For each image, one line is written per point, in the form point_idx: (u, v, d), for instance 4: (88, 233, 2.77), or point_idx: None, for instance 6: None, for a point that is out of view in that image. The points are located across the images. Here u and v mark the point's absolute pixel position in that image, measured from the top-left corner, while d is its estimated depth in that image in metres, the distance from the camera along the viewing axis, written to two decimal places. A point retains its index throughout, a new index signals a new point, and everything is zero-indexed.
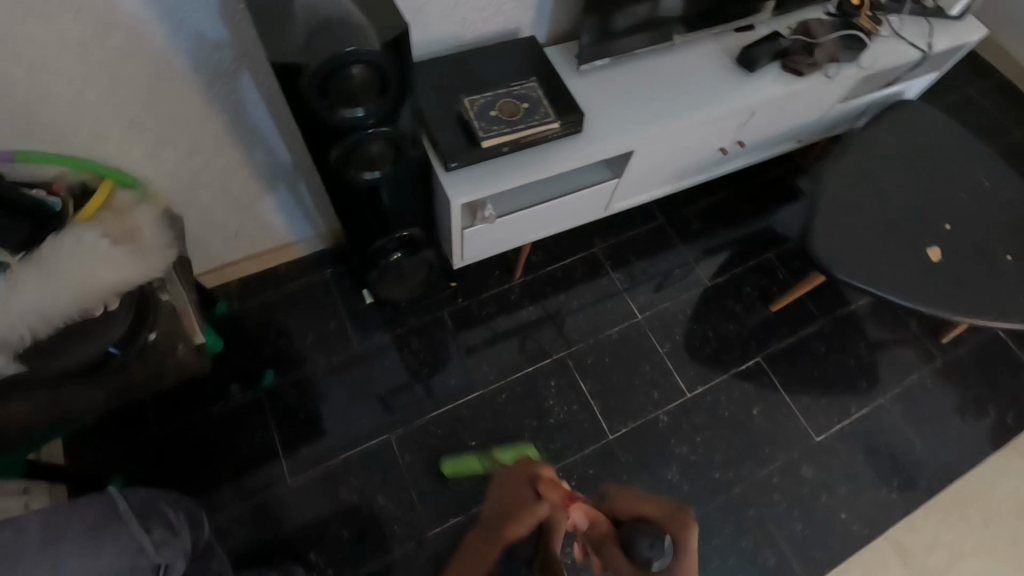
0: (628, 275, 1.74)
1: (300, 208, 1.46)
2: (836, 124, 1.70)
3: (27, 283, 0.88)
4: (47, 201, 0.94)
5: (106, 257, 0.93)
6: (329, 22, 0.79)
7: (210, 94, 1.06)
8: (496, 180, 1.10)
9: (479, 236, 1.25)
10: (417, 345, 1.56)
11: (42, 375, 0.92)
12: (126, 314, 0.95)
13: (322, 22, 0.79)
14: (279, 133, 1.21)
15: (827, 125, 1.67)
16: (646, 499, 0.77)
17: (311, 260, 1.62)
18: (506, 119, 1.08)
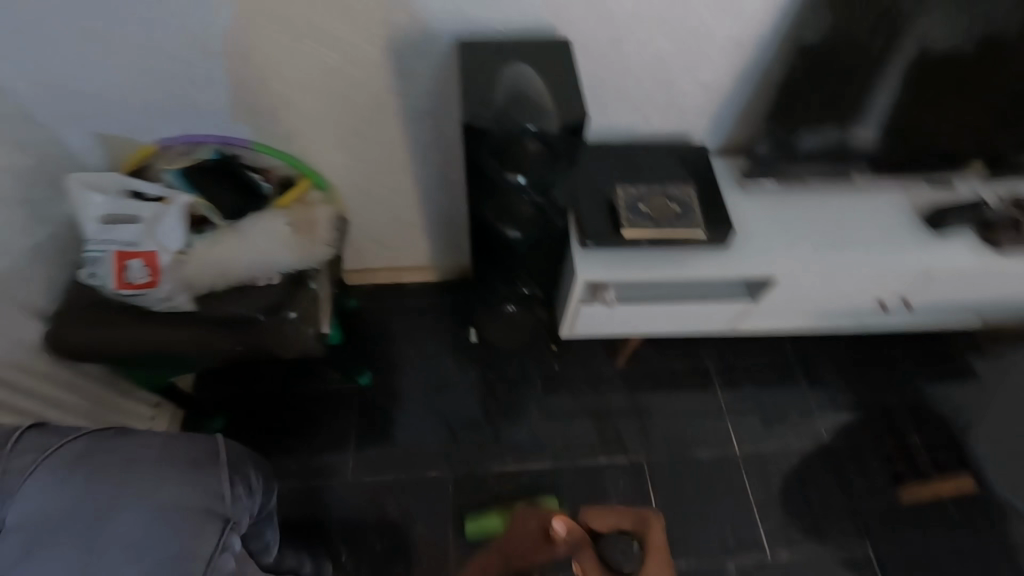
0: (735, 399, 1.61)
1: (442, 240, 1.60)
2: None
3: (224, 243, 1.08)
4: (260, 185, 1.17)
5: (284, 239, 1.11)
6: (520, 99, 0.90)
7: (407, 132, 1.22)
8: (626, 269, 1.13)
9: (593, 315, 1.26)
10: (502, 396, 1.58)
11: (203, 317, 1.08)
12: (279, 288, 1.11)
13: (514, 97, 0.91)
14: (448, 174, 1.35)
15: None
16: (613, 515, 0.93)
17: (435, 286, 1.75)
18: (654, 216, 1.11)
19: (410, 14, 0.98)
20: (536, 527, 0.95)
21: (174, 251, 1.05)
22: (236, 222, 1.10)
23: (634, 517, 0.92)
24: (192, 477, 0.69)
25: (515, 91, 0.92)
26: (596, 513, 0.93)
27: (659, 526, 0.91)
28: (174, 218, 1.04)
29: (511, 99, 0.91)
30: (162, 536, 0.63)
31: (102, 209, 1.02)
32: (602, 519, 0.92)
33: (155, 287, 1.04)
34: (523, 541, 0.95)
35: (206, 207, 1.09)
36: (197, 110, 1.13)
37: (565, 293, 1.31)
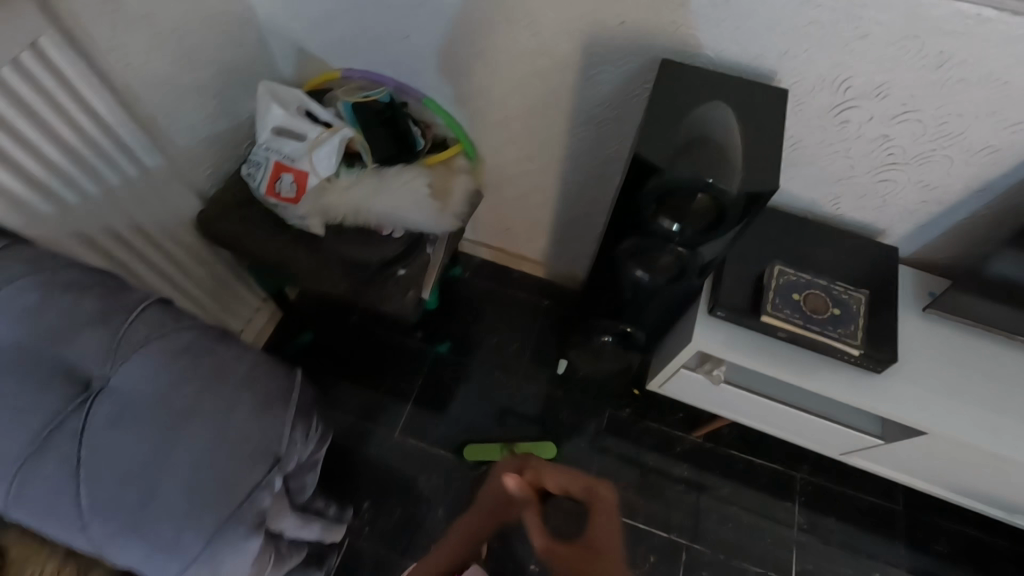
0: (812, 528, 1.40)
1: (564, 243, 1.54)
2: None
3: (368, 185, 1.12)
4: (416, 140, 1.18)
5: (420, 200, 1.12)
6: (694, 138, 0.79)
7: (571, 132, 1.15)
8: (747, 355, 0.99)
9: (689, 382, 1.16)
10: (564, 417, 1.51)
11: (327, 245, 1.12)
12: (398, 245, 1.13)
13: (689, 138, 0.79)
14: (595, 183, 1.27)
15: None
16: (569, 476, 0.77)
17: (539, 283, 1.70)
18: (807, 311, 0.96)
19: (625, 19, 0.90)
20: (503, 482, 0.79)
21: (321, 178, 1.10)
22: (383, 169, 1.13)
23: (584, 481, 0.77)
24: (260, 416, 0.69)
25: (694, 125, 0.80)
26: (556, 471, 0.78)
27: (605, 512, 0.74)
28: (331, 147, 1.08)
29: (684, 139, 0.79)
30: (214, 475, 0.65)
31: (276, 118, 1.08)
32: (555, 478, 0.77)
33: (295, 205, 1.10)
34: (495, 505, 0.81)
35: (362, 145, 1.13)
36: (387, 52, 1.16)
37: (667, 348, 1.21)
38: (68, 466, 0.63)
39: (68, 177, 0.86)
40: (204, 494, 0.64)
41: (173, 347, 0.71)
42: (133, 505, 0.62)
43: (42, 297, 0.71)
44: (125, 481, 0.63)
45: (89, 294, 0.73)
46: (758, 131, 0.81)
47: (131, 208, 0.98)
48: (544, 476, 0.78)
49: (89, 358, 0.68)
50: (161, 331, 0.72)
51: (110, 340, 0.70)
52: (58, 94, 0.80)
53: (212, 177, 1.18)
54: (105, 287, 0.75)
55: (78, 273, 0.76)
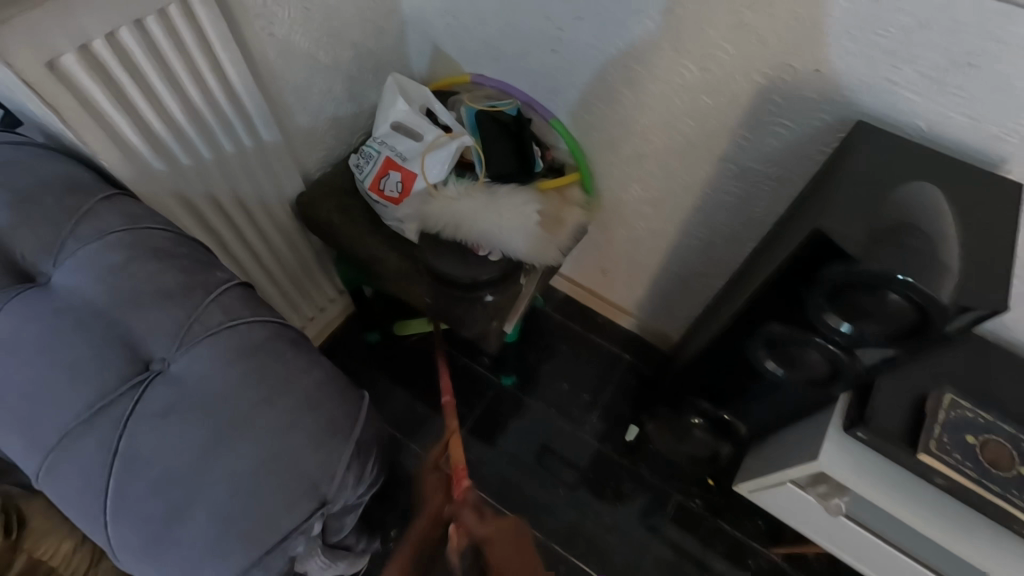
0: None
1: (665, 298, 1.38)
2: None
3: (475, 199, 1.02)
4: (535, 162, 1.08)
5: (527, 225, 1.02)
6: (903, 230, 0.62)
7: (710, 183, 1.01)
8: (883, 493, 0.80)
9: (792, 500, 0.96)
10: (625, 492, 1.34)
11: (419, 254, 1.04)
12: (492, 269, 1.03)
13: (893, 227, 0.62)
14: (722, 243, 1.11)
15: None
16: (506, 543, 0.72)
17: (625, 333, 1.55)
18: (984, 462, 0.75)
19: (820, 67, 0.76)
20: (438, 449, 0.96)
21: (429, 182, 1.02)
22: (494, 185, 1.04)
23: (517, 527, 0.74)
24: (317, 447, 0.59)
25: (898, 213, 0.64)
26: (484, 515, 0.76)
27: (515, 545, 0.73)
28: (447, 153, 1.00)
29: (886, 228, 0.63)
30: (248, 508, 0.55)
31: (399, 113, 1.02)
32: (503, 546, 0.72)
33: (396, 206, 1.03)
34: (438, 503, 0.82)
35: (477, 155, 1.04)
36: (526, 63, 1.07)
37: (773, 452, 1.01)
38: (103, 454, 0.56)
39: (185, 136, 0.82)
40: (234, 526, 0.54)
41: (243, 345, 0.62)
42: (158, 518, 0.54)
43: (129, 259, 0.66)
44: (154, 490, 0.54)
45: (176, 264, 0.67)
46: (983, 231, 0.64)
47: (236, 178, 0.95)
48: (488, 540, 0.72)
49: (158, 337, 0.62)
50: (234, 319, 0.65)
51: (183, 319, 0.63)
52: (195, 52, 0.77)
53: (321, 160, 1.14)
54: (194, 259, 0.69)
55: (172, 238, 0.71)
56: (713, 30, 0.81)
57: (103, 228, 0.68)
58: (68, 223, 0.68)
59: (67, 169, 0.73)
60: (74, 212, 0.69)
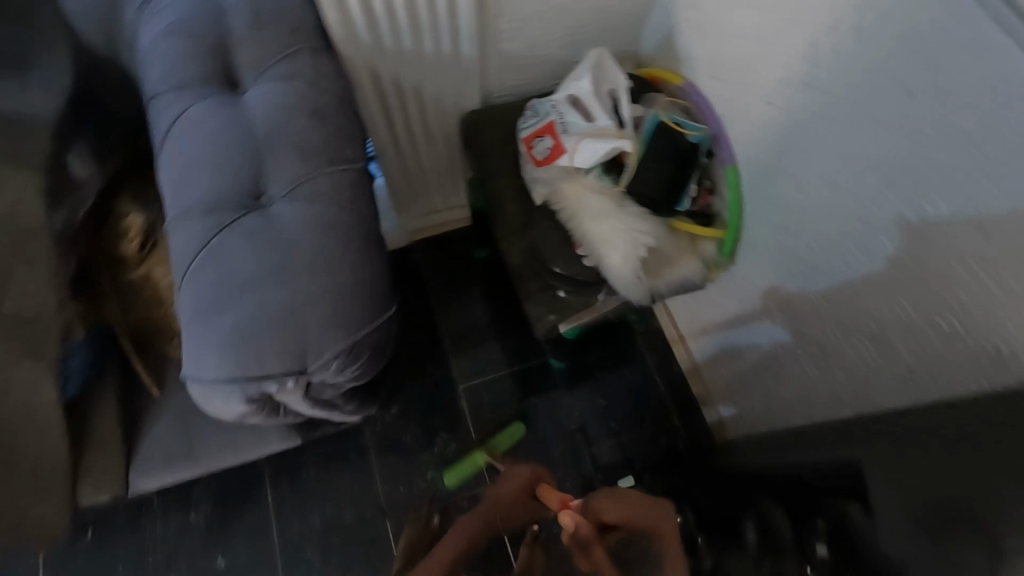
0: None
1: (744, 398, 1.24)
2: None
3: (605, 199, 1.01)
4: (683, 198, 1.01)
5: (633, 251, 0.99)
6: (963, 523, 0.52)
7: (851, 332, 0.86)
8: None
9: None
10: None
11: (532, 220, 1.08)
12: (580, 271, 1.04)
13: (948, 516, 0.54)
14: (828, 392, 0.95)
15: None
16: (622, 499, 0.72)
17: (689, 402, 1.44)
18: None
19: None
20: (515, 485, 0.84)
21: (572, 165, 1.02)
22: (628, 199, 1.00)
23: (646, 507, 0.70)
24: (323, 328, 0.70)
25: (978, 506, 0.51)
26: (598, 493, 0.76)
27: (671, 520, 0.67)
28: (601, 148, 0.97)
29: (939, 512, 0.55)
30: (252, 336, 0.69)
31: (582, 89, 1.01)
32: (612, 509, 0.72)
33: (535, 167, 1.04)
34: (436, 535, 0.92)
35: (630, 165, 1.00)
36: (742, 97, 0.95)
37: None
38: (201, 237, 0.73)
39: (398, 23, 0.91)
40: (238, 340, 0.69)
41: (323, 220, 0.73)
42: (205, 303, 0.71)
43: (296, 106, 0.78)
44: (213, 285, 0.71)
45: (322, 128, 0.78)
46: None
47: (425, 73, 1.03)
48: (603, 505, 0.73)
49: (278, 178, 0.75)
50: (334, 195, 0.75)
51: (303, 176, 0.75)
52: None
53: (509, 90, 1.16)
54: (337, 131, 0.80)
55: (334, 105, 0.81)
56: (934, 184, 0.66)
57: (295, 71, 0.81)
58: (277, 55, 0.82)
59: (298, 9, 0.86)
60: (285, 49, 0.83)
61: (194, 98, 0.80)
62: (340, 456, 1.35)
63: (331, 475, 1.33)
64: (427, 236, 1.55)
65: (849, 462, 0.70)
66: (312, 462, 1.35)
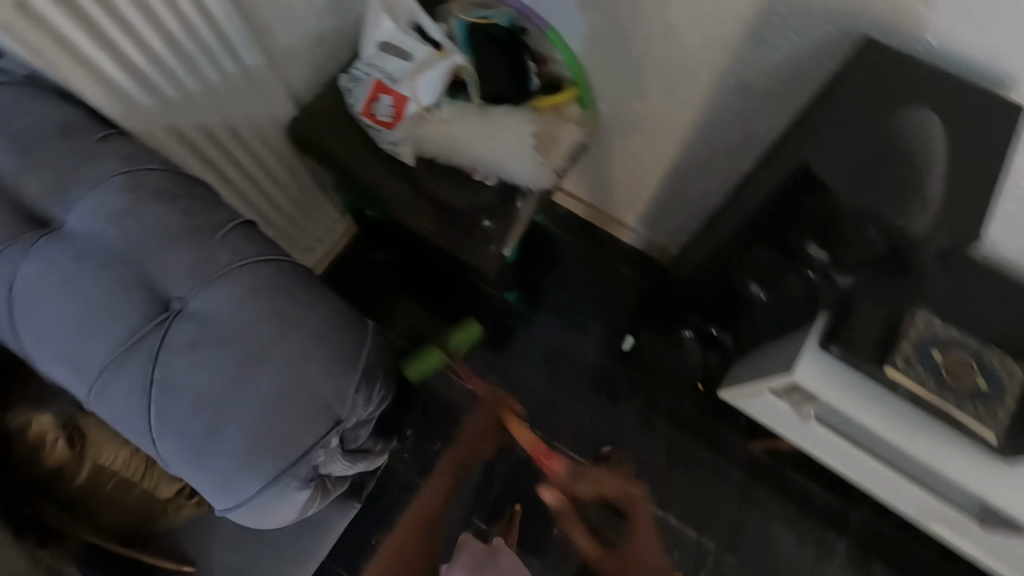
0: (855, 568, 1.33)
1: (669, 214, 1.37)
2: None
3: (469, 118, 1.02)
4: (530, 79, 1.05)
5: (521, 146, 1.02)
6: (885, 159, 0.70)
7: (717, 99, 0.99)
8: (860, 405, 0.85)
9: (767, 406, 1.03)
10: (622, 395, 1.45)
11: (418, 180, 1.04)
12: (490, 193, 1.04)
13: (877, 160, 0.70)
14: (727, 158, 1.10)
15: None
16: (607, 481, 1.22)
17: (629, 251, 1.56)
18: (947, 377, 0.80)
19: None
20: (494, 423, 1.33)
21: (422, 106, 1.01)
22: (488, 106, 1.03)
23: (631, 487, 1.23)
24: (330, 374, 0.66)
25: None
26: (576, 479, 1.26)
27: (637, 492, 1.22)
28: (438, 75, 0.98)
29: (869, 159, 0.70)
30: (270, 428, 0.64)
31: (384, 34, 0.98)
32: (587, 490, 1.25)
33: (389, 130, 1.01)
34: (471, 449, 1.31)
35: (470, 77, 1.01)
36: None
37: (756, 361, 1.05)
38: (143, 381, 0.65)
39: (172, 70, 0.82)
40: (255, 446, 0.63)
41: (245, 286, 0.67)
42: (196, 436, 0.63)
43: (135, 201, 0.69)
44: (188, 416, 0.63)
45: (178, 207, 0.70)
46: (960, 173, 0.71)
47: (228, 107, 0.94)
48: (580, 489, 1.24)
49: (174, 278, 0.67)
50: (243, 259, 0.69)
51: (198, 262, 0.68)
52: None
53: (312, 81, 1.10)
54: (196, 200, 0.71)
55: (170, 179, 0.72)
56: None
57: (104, 171, 0.70)
58: (70, 167, 0.70)
59: (55, 111, 0.73)
60: (73, 157, 0.71)
61: (16, 262, 0.67)
62: (390, 498, 1.35)
63: (391, 517, 1.35)
64: (331, 262, 1.52)
65: (787, 175, 0.77)
66: (370, 519, 1.35)
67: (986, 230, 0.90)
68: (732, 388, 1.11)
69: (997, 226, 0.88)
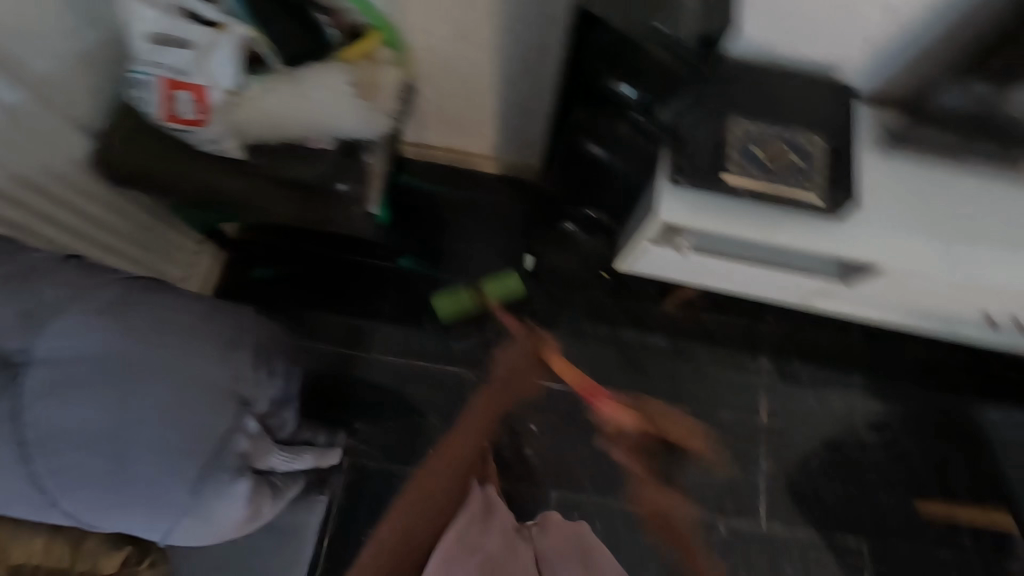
0: (778, 371, 1.52)
1: (516, 128, 1.41)
2: None
3: (278, 88, 0.98)
4: (326, 31, 1.03)
5: (343, 99, 1.00)
6: None
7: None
8: (718, 219, 0.96)
9: (654, 257, 1.13)
10: (541, 310, 1.52)
11: (257, 168, 1.00)
12: (330, 157, 1.02)
13: None
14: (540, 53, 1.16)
15: None
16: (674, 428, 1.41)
17: (499, 180, 1.60)
18: (767, 164, 0.93)
19: None
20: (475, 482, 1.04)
21: (226, 90, 0.96)
22: (292, 69, 0.99)
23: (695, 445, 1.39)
24: (217, 360, 0.72)
25: None
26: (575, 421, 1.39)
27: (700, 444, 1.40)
28: (228, 52, 0.93)
29: None
30: (173, 428, 0.68)
31: (150, 24, 0.91)
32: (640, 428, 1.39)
33: (203, 126, 0.96)
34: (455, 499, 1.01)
35: (263, 45, 0.98)
36: None
37: (632, 224, 1.16)
38: (19, 443, 0.65)
39: None
40: (173, 445, 0.67)
41: (100, 304, 0.71)
42: (103, 466, 0.66)
43: None
44: (86, 451, 0.66)
45: None
46: None
47: None
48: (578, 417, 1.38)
49: (17, 337, 0.68)
50: (84, 292, 0.72)
51: (37, 317, 0.69)
52: None
53: (102, 110, 1.01)
54: None
55: None
56: None
57: None
58: None
59: None
60: None
61: None
62: (363, 489, 1.37)
63: (373, 506, 1.37)
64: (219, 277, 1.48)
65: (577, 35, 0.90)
66: (353, 517, 1.36)
67: (741, 24, 0.98)
68: (623, 257, 1.21)
69: (748, 20, 0.97)
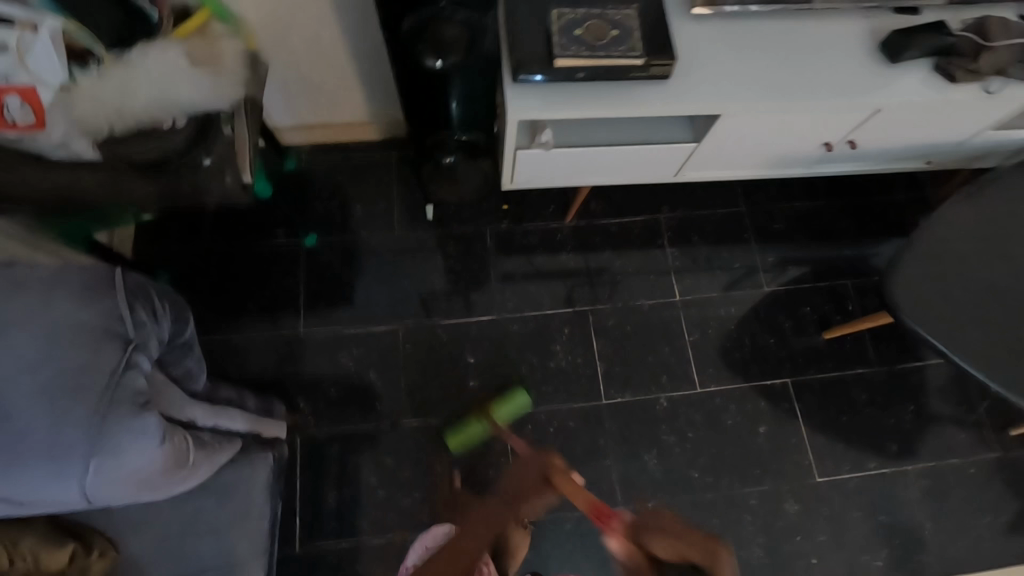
0: (682, 253, 1.64)
1: (381, 83, 1.45)
2: (973, 162, 1.44)
3: (112, 76, 0.99)
4: (146, 9, 1.01)
5: (184, 74, 1.01)
6: None
7: None
8: (563, 104, 1.05)
9: (527, 163, 1.21)
10: (453, 252, 1.57)
11: (115, 161, 1.01)
12: (188, 132, 1.04)
13: None
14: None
15: (956, 162, 1.43)
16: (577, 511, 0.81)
17: (384, 142, 1.64)
18: (589, 41, 1.02)
19: None
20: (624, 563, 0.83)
21: (55, 87, 0.96)
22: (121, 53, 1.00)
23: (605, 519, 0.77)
24: (81, 303, 0.83)
25: None
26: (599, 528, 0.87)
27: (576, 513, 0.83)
28: (43, 46, 0.91)
29: None
30: (56, 367, 0.80)
31: None
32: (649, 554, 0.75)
33: (41, 130, 0.96)
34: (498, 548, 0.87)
35: (77, 32, 0.95)
36: None
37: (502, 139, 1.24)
38: None
39: None
40: (59, 382, 0.80)
41: None
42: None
43: None
44: None
45: None
46: None
47: None
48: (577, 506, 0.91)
49: None
50: None
51: None
52: None
53: None
54: None
55: None
56: None
57: None
58: None
59: None
60: None
61: None
62: (321, 460, 1.40)
63: (334, 473, 1.40)
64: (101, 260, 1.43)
65: None
66: (316, 489, 1.38)
67: None
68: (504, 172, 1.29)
69: None
